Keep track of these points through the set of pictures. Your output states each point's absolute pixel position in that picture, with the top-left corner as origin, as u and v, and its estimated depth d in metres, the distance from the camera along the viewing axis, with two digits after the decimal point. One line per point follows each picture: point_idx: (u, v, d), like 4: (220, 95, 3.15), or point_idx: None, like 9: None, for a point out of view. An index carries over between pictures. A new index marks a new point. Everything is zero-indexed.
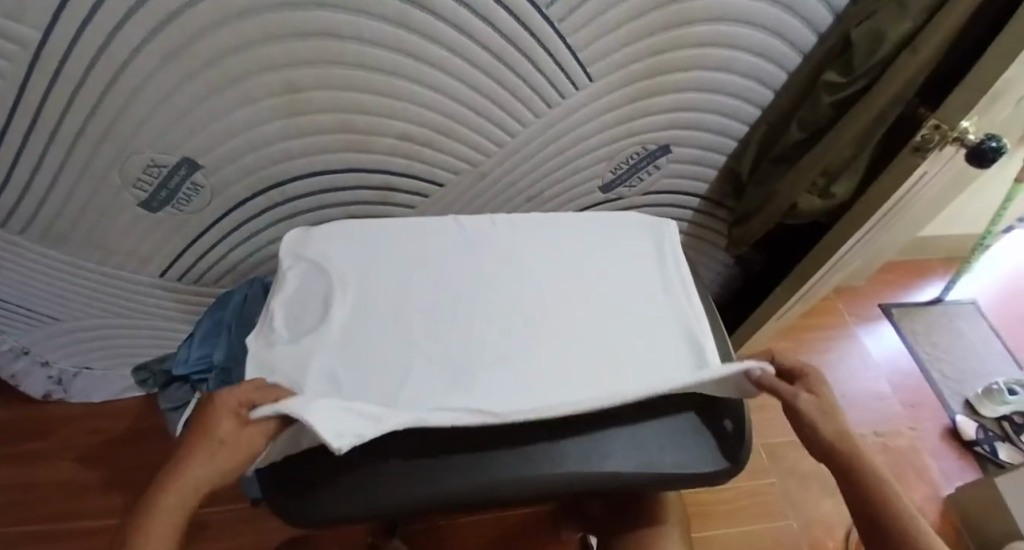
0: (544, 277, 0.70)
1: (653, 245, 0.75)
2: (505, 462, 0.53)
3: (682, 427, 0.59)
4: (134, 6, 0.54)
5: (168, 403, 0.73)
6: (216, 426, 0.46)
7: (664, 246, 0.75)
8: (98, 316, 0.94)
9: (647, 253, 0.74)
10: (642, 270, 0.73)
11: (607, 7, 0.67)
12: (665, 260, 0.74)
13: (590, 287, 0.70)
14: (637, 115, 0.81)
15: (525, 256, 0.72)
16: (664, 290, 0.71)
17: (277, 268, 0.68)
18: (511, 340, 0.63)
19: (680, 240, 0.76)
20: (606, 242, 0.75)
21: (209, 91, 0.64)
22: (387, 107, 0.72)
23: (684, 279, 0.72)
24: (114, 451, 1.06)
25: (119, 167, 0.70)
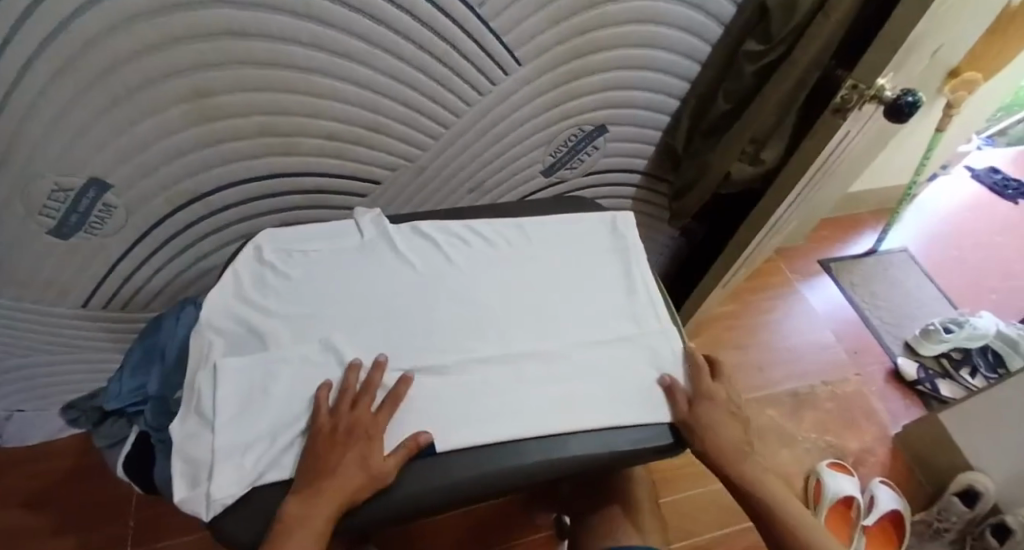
0: (506, 301, 0.63)
1: (610, 239, 0.71)
2: (461, 460, 0.51)
3: (642, 419, 0.56)
4: (9, 20, 0.49)
5: (105, 440, 0.70)
6: (354, 420, 0.50)
7: (632, 270, 0.68)
8: (19, 355, 0.87)
9: (607, 250, 0.70)
10: (607, 272, 0.68)
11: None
12: (635, 287, 0.66)
13: (560, 306, 0.64)
14: (570, 96, 0.80)
15: (481, 278, 0.65)
16: (638, 319, 0.63)
17: (199, 332, 0.58)
18: (480, 393, 0.55)
19: (633, 226, 0.72)
20: (566, 247, 0.69)
21: (108, 105, 0.60)
22: (310, 106, 0.68)
23: (658, 308, 0.65)
24: (58, 493, 1.00)
25: (18, 196, 0.64)
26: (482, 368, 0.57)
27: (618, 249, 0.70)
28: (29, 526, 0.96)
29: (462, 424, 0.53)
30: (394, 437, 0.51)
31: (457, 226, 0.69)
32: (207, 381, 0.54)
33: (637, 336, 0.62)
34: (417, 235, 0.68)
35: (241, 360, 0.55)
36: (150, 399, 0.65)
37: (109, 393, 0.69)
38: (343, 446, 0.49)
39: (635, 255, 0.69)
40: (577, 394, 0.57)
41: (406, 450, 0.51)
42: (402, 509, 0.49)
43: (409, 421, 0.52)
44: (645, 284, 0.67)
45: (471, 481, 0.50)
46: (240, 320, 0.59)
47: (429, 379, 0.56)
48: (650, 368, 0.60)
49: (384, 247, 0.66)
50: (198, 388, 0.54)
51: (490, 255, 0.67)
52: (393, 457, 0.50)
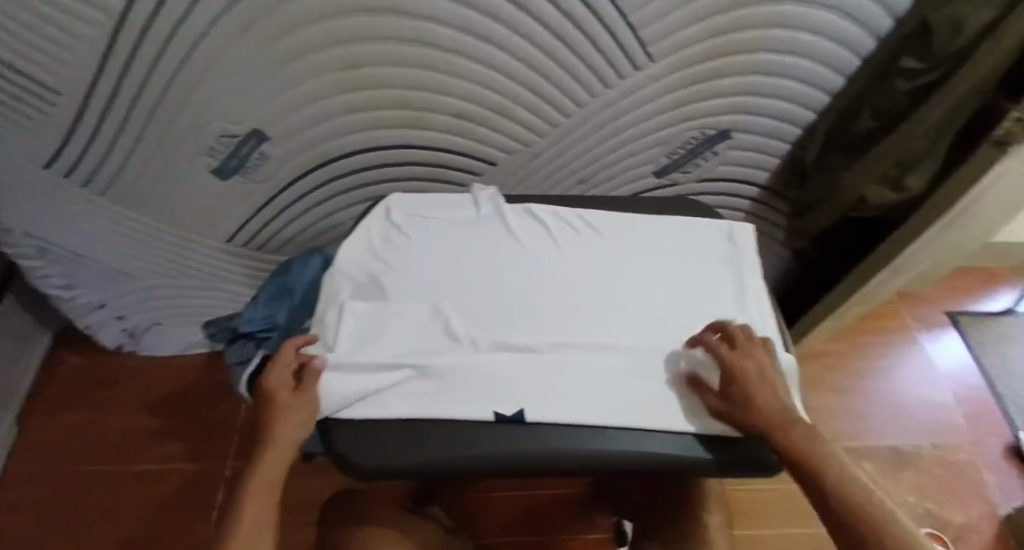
0: (609, 291, 0.63)
1: (722, 243, 0.68)
2: (546, 433, 0.53)
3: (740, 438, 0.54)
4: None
5: (234, 358, 0.79)
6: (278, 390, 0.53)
7: (744, 283, 0.64)
8: (166, 278, 1.00)
9: (716, 253, 0.67)
10: (714, 276, 0.65)
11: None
12: (745, 303, 0.63)
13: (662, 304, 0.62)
14: (699, 98, 0.78)
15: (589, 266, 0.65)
16: None
17: (330, 281, 0.64)
18: (573, 372, 0.57)
19: (752, 236, 0.68)
20: (675, 246, 0.67)
21: (276, 66, 0.67)
22: (445, 84, 0.73)
23: (766, 327, 0.61)
24: (180, 401, 1.15)
25: (191, 136, 0.74)
26: (577, 351, 0.58)
27: (730, 259, 0.66)
28: (152, 426, 1.12)
29: (551, 399, 0.55)
30: (486, 403, 0.54)
31: (572, 214, 0.70)
32: (331, 320, 0.60)
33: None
34: (531, 217, 0.70)
35: (361, 305, 0.61)
36: (281, 329, 0.76)
37: (242, 318, 0.78)
38: (273, 416, 0.51)
39: (748, 268, 0.66)
40: (666, 396, 0.56)
41: (501, 416, 0.53)
42: (482, 470, 0.52)
43: (499, 390, 0.55)
44: (755, 294, 0.64)
45: (555, 455, 0.52)
46: (366, 271, 0.65)
47: (525, 351, 0.58)
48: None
49: (496, 225, 0.70)
50: (323, 324, 0.60)
51: (599, 243, 0.67)
52: (487, 419, 0.53)
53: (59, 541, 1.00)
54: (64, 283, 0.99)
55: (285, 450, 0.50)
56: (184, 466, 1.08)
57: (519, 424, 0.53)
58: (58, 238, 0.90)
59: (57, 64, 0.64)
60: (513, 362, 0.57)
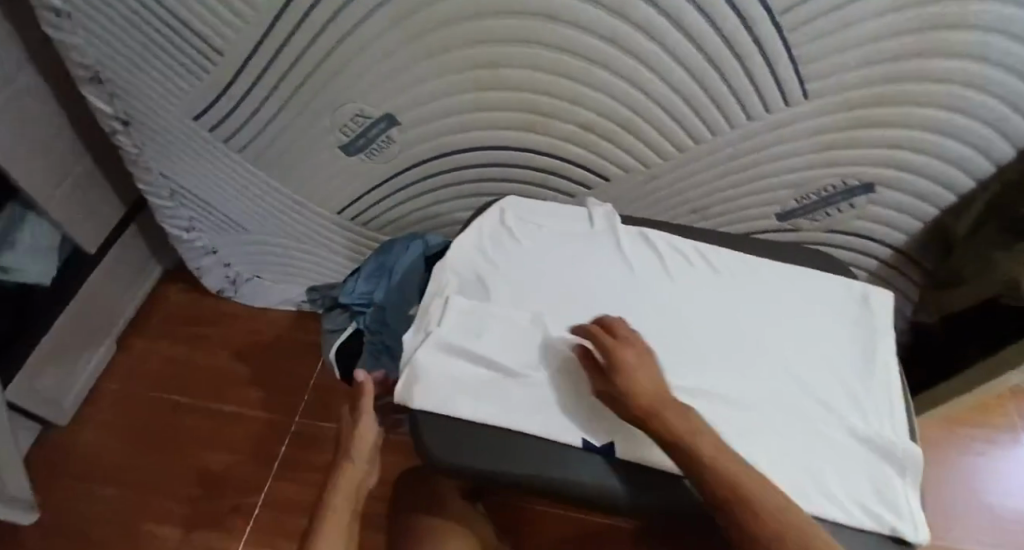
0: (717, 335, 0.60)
1: (850, 304, 0.63)
2: (631, 470, 0.52)
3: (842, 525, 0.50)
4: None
5: (329, 326, 0.82)
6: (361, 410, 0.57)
7: (873, 354, 0.59)
8: (276, 236, 1.06)
9: (842, 315, 0.62)
10: (836, 339, 0.60)
11: (850, 45, 0.60)
12: (872, 375, 0.58)
13: (775, 359, 0.58)
14: (845, 144, 0.72)
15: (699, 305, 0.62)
16: (863, 408, 0.56)
17: (439, 271, 0.65)
18: None
19: (886, 304, 0.62)
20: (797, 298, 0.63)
21: (421, 57, 0.70)
22: (580, 93, 0.72)
23: (892, 407, 0.56)
24: (262, 350, 1.21)
25: (332, 109, 0.79)
26: (675, 394, 0.55)
27: (861, 325, 0.61)
28: (234, 369, 1.19)
29: (639, 441, 0.52)
30: (578, 425, 0.53)
31: (688, 245, 0.67)
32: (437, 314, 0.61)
33: (853, 427, 0.54)
34: (644, 241, 0.68)
35: (469, 303, 0.61)
36: (375, 305, 0.77)
37: (344, 289, 0.82)
38: (356, 435, 0.56)
39: (883, 340, 0.60)
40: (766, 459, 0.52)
41: (588, 444, 0.52)
42: (562, 492, 0.52)
43: (593, 415, 0.54)
44: (881, 368, 0.58)
45: (637, 495, 0.51)
46: (475, 270, 0.65)
47: None
48: (859, 467, 0.53)
49: (605, 246, 0.67)
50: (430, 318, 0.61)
51: (714, 282, 0.64)
52: (573, 444, 0.53)
53: (142, 455, 1.10)
54: (185, 224, 1.09)
55: None
56: (256, 414, 1.14)
57: (606, 456, 0.52)
58: (186, 182, 1.00)
59: (238, 36, 0.73)
60: None
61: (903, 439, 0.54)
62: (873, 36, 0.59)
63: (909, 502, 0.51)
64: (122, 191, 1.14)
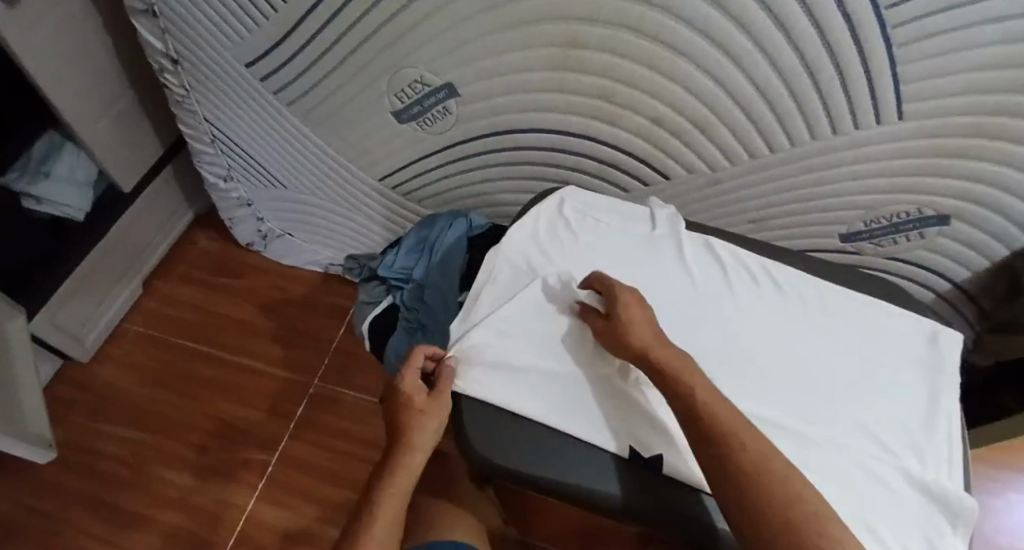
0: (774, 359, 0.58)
1: (919, 344, 0.59)
2: (664, 488, 0.50)
3: None
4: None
5: (364, 297, 0.81)
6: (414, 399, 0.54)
7: (938, 399, 0.55)
8: (313, 196, 1.04)
9: (911, 353, 0.58)
10: (900, 377, 0.57)
11: (960, 68, 0.56)
12: (935, 419, 0.54)
13: (835, 391, 0.56)
14: (933, 171, 0.68)
15: (761, 326, 0.60)
16: (920, 454, 0.52)
17: (491, 259, 0.63)
18: None
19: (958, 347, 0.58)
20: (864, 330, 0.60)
21: (496, 29, 0.67)
22: (658, 85, 0.69)
23: (952, 453, 0.53)
24: (284, 307, 1.19)
25: (392, 73, 0.76)
26: None
27: (930, 367, 0.57)
28: (256, 324, 1.18)
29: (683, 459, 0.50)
30: (620, 436, 0.52)
31: (753, 259, 0.64)
32: (487, 305, 0.60)
33: (906, 471, 0.51)
34: (708, 251, 0.65)
35: (523, 299, 0.59)
36: (413, 282, 0.75)
37: (383, 261, 0.80)
38: (407, 424, 0.54)
39: (950, 385, 0.56)
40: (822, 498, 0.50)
41: (633, 456, 0.51)
42: (587, 497, 0.51)
43: (638, 426, 0.52)
44: (944, 412, 0.54)
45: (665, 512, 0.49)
46: (528, 260, 0.63)
47: None
48: (907, 517, 0.49)
49: (666, 251, 0.65)
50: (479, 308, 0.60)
51: (777, 303, 0.61)
52: (619, 454, 0.51)
53: (158, 398, 1.11)
54: (223, 172, 1.08)
55: (419, 455, 0.54)
56: (273, 371, 1.13)
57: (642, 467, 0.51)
58: (229, 130, 0.98)
59: None
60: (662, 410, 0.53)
61: (960, 488, 0.50)
62: (986, 62, 0.55)
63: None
64: (162, 132, 1.12)
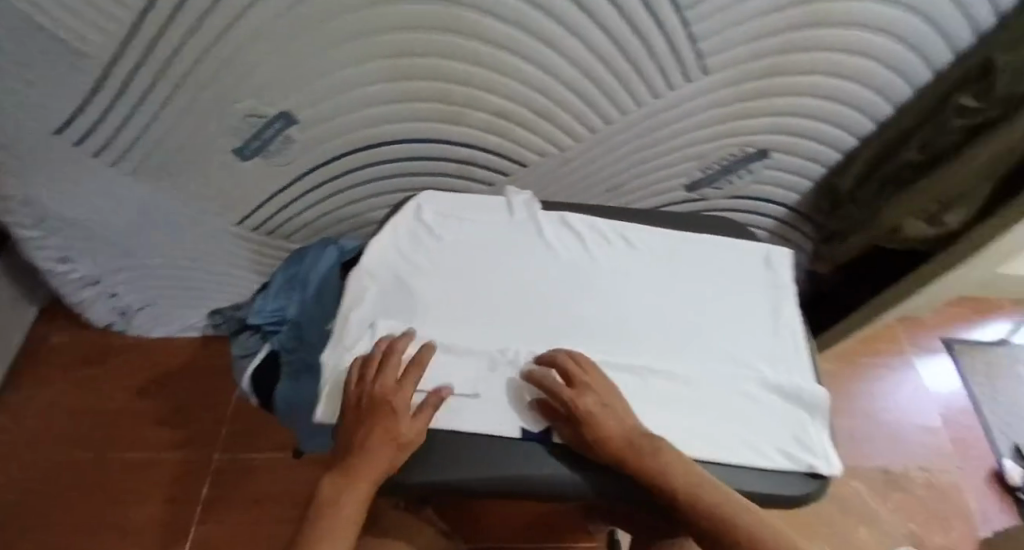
0: (643, 311, 0.61)
1: (757, 267, 0.66)
2: (568, 456, 0.52)
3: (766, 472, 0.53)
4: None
5: (239, 351, 0.75)
6: (385, 412, 0.48)
7: (780, 310, 0.63)
8: (168, 257, 0.96)
9: (751, 277, 0.66)
10: (748, 301, 0.64)
11: (741, 18, 0.63)
12: (781, 329, 0.62)
13: (699, 327, 0.61)
14: (746, 115, 0.75)
15: (624, 285, 0.63)
16: (777, 365, 0.59)
17: (355, 280, 0.59)
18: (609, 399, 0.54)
19: (787, 264, 0.67)
20: (711, 267, 0.66)
21: (316, 48, 0.63)
22: (491, 82, 0.70)
23: (800, 357, 0.60)
24: (167, 384, 1.10)
25: (215, 116, 0.70)
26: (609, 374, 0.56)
27: (771, 285, 0.65)
28: (138, 409, 1.07)
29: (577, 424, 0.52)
30: (514, 417, 0.53)
31: (607, 225, 0.68)
32: (357, 333, 0.56)
33: (773, 382, 0.57)
34: (566, 225, 0.68)
35: (395, 322, 0.57)
36: (289, 323, 0.71)
37: (253, 308, 0.73)
38: (372, 431, 0.47)
39: (789, 296, 0.64)
40: (703, 422, 0.54)
41: (527, 433, 0.52)
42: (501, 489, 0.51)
43: (526, 404, 0.54)
44: (788, 324, 0.62)
45: (574, 478, 0.51)
46: (393, 272, 0.61)
47: None
48: (778, 421, 0.55)
49: (527, 234, 0.67)
50: (350, 338, 0.55)
51: (636, 262, 0.65)
52: (513, 435, 0.52)
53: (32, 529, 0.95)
54: (56, 255, 0.94)
55: (372, 473, 0.47)
56: (167, 455, 1.03)
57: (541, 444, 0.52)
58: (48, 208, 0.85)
59: (88, 44, 0.61)
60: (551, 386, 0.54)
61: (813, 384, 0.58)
62: (759, 10, 0.62)
63: (822, 440, 0.55)
64: None
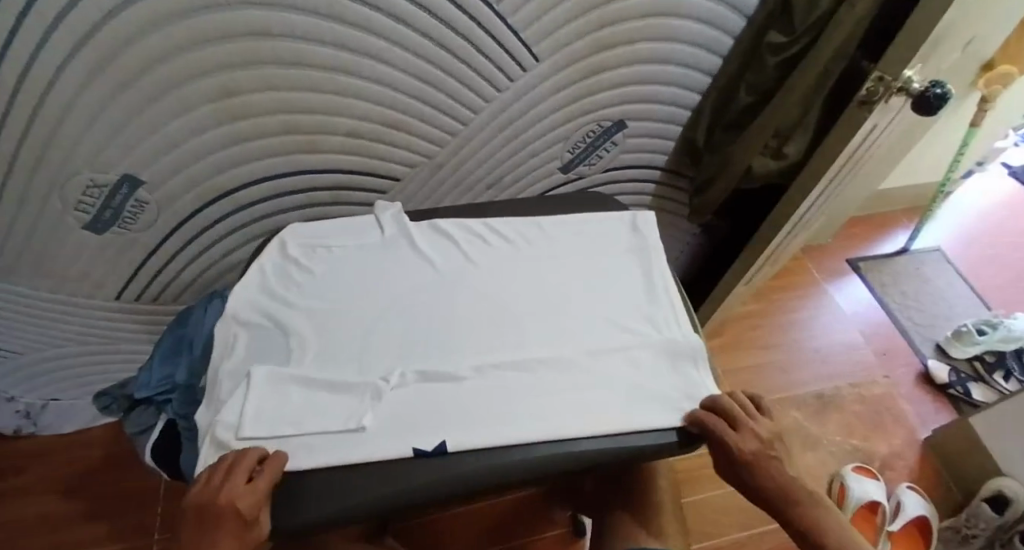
0: (523, 299, 0.61)
1: (624, 234, 0.69)
2: (473, 456, 0.49)
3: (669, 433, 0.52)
4: (57, 14, 0.51)
5: (134, 428, 0.71)
6: (229, 519, 0.41)
7: (651, 269, 0.65)
8: (56, 346, 0.91)
9: (620, 245, 0.68)
10: (620, 269, 0.65)
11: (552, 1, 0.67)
12: (654, 289, 0.63)
13: (576, 303, 0.61)
14: (589, 91, 0.79)
15: (502, 276, 0.63)
16: (656, 325, 0.60)
17: (220, 328, 0.56)
18: (504, 395, 0.53)
19: (652, 224, 0.69)
20: (582, 243, 0.67)
21: (142, 103, 0.62)
22: (333, 105, 0.69)
23: (675, 308, 0.62)
24: (92, 479, 1.04)
25: (58, 192, 0.67)
26: (499, 372, 0.54)
27: (638, 249, 0.67)
28: (63, 511, 1.01)
29: (467, 425, 0.50)
30: (405, 436, 0.49)
31: (476, 222, 0.67)
32: (231, 385, 0.52)
33: (652, 340, 0.58)
34: (436, 231, 0.66)
35: (271, 368, 0.53)
36: (179, 389, 0.68)
37: (138, 382, 0.71)
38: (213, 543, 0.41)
39: (657, 256, 0.66)
40: (598, 396, 0.54)
41: (421, 452, 0.48)
42: (411, 507, 0.47)
43: (418, 419, 0.50)
44: (660, 283, 0.64)
45: (481, 478, 0.48)
46: (262, 312, 0.57)
47: (449, 382, 0.53)
48: (663, 374, 0.56)
49: (400, 246, 0.65)
50: (224, 391, 0.52)
51: (511, 254, 0.65)
52: (406, 455, 0.48)
53: None
54: None
55: None
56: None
57: (444, 457, 0.49)
58: None
59: None
60: (442, 395, 0.52)
61: (690, 334, 0.59)
62: None
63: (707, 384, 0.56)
64: None
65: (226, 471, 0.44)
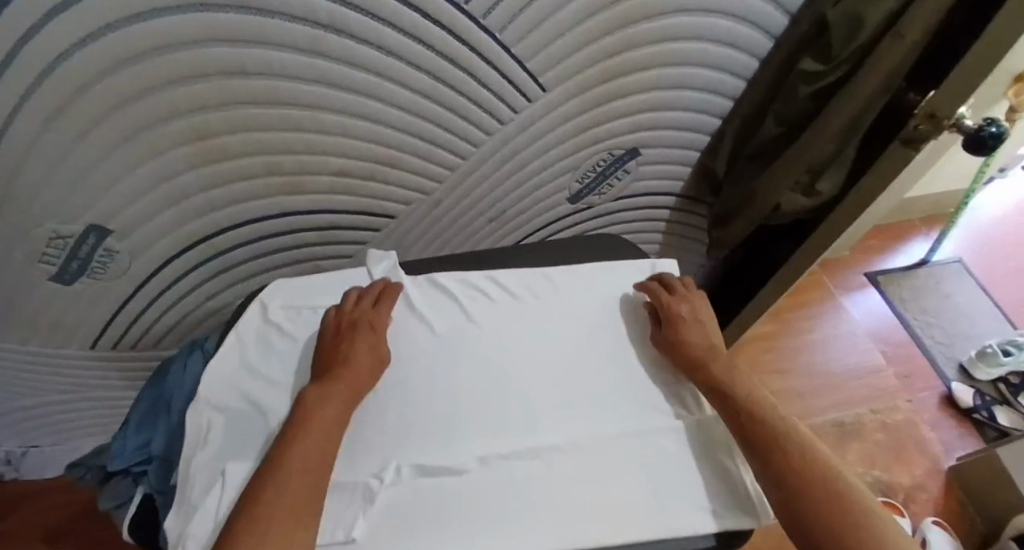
0: (533, 371, 0.56)
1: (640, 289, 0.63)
2: None
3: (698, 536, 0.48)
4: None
5: (111, 501, 0.66)
6: (363, 324, 0.53)
7: None
8: (30, 397, 0.85)
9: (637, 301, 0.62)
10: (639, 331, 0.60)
11: (562, 27, 0.60)
12: None
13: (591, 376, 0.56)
14: (602, 120, 0.73)
15: (510, 343, 0.57)
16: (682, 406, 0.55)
17: (196, 420, 0.50)
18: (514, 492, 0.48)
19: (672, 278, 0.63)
20: (596, 299, 0.62)
21: (107, 149, 0.55)
22: (319, 145, 0.63)
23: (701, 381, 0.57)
24: (78, 528, 1.00)
25: (17, 246, 0.60)
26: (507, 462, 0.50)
27: None
28: None
29: (460, 535, 0.45)
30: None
31: (478, 276, 0.61)
32: (204, 484, 0.47)
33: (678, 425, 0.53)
34: (436, 288, 0.60)
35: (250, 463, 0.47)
36: (156, 459, 0.62)
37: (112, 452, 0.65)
38: (358, 339, 0.52)
39: None
40: (619, 492, 0.49)
41: None
42: None
43: (417, 528, 0.45)
44: None
45: None
46: (242, 396, 0.52)
47: (451, 476, 0.48)
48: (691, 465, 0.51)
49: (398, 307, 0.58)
50: (197, 491, 0.46)
51: (518, 312, 0.59)
52: None
53: None
54: None
55: (354, 383, 0.49)
56: None
57: None
58: None
59: None
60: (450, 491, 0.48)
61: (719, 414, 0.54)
62: (577, 13, 0.60)
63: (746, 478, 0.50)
64: None
65: (352, 298, 0.56)
